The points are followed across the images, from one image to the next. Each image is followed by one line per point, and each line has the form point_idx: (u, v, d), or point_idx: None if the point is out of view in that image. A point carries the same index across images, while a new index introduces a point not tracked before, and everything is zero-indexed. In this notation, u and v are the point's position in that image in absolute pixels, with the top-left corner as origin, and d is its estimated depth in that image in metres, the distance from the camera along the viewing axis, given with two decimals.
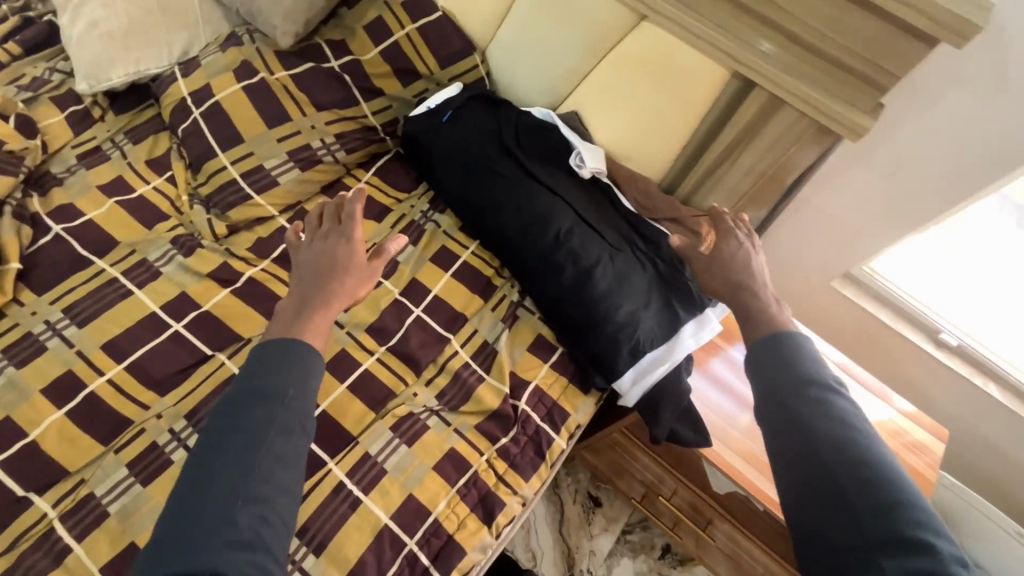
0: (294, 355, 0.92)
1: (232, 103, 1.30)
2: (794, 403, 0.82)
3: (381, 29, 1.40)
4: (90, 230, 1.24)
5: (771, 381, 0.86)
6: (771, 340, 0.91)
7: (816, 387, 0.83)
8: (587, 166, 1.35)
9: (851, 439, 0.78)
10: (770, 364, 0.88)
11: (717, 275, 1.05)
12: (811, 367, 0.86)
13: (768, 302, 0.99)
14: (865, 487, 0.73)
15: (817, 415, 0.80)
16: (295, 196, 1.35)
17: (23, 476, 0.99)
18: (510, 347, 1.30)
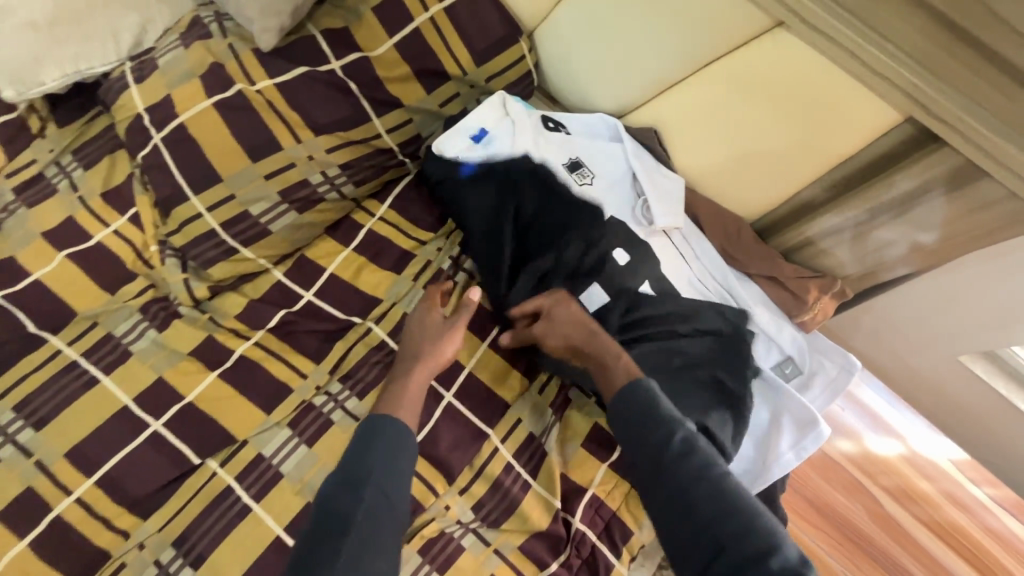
0: (397, 435, 0.83)
1: (202, 126, 0.98)
2: (661, 453, 0.79)
3: (396, 13, 1.03)
4: (39, 295, 0.99)
5: (632, 430, 0.83)
6: (631, 386, 0.85)
7: (675, 427, 0.81)
8: (657, 224, 1.08)
9: (714, 476, 0.78)
10: (636, 408, 0.83)
11: (550, 336, 0.97)
12: (669, 413, 0.83)
13: (608, 354, 0.93)
14: (727, 520, 0.74)
15: (681, 460, 0.78)
16: (293, 245, 1.06)
17: None
18: (561, 441, 1.07)
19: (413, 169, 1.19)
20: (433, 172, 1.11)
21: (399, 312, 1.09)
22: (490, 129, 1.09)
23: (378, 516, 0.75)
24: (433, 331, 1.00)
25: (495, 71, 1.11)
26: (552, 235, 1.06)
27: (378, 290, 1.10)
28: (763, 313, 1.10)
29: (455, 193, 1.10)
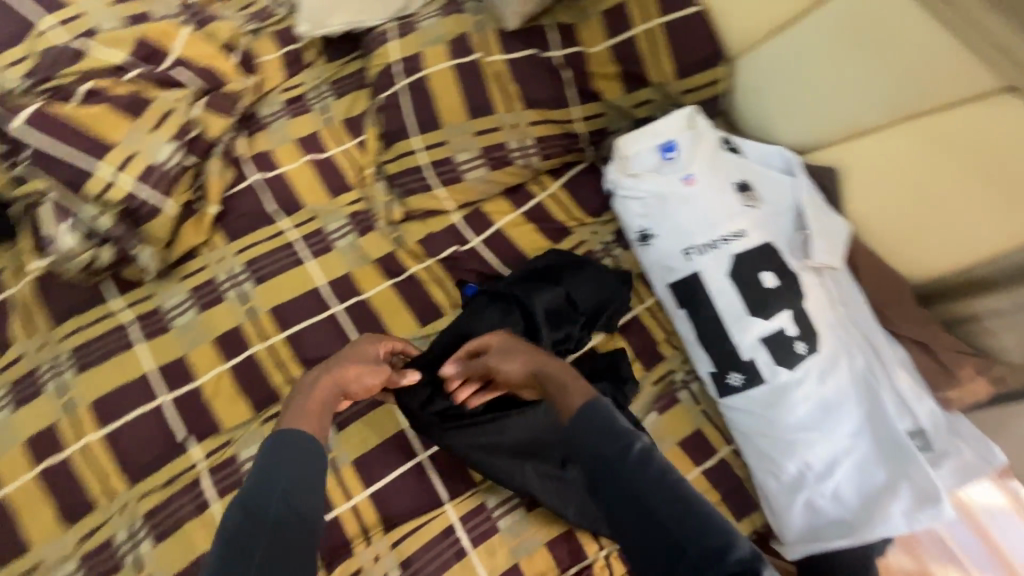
0: (308, 453, 0.81)
1: (440, 81, 1.18)
2: (615, 468, 0.78)
3: (620, 20, 1.17)
4: (283, 184, 1.25)
5: (591, 448, 0.81)
6: (585, 407, 0.84)
7: (631, 442, 0.79)
8: (813, 258, 1.09)
9: (674, 485, 0.76)
10: (591, 429, 0.82)
11: (505, 366, 0.98)
12: (622, 428, 0.81)
13: (560, 374, 0.93)
14: (688, 530, 0.73)
15: (638, 475, 0.77)
16: (476, 195, 1.24)
17: (187, 420, 1.07)
18: (659, 434, 1.12)
19: (589, 160, 1.29)
20: (612, 168, 1.17)
21: None
22: (678, 140, 1.13)
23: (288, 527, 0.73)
24: (363, 356, 1.00)
25: (691, 87, 1.22)
26: (711, 245, 1.09)
27: (533, 252, 1.23)
28: (904, 377, 1.07)
29: (631, 189, 1.15)
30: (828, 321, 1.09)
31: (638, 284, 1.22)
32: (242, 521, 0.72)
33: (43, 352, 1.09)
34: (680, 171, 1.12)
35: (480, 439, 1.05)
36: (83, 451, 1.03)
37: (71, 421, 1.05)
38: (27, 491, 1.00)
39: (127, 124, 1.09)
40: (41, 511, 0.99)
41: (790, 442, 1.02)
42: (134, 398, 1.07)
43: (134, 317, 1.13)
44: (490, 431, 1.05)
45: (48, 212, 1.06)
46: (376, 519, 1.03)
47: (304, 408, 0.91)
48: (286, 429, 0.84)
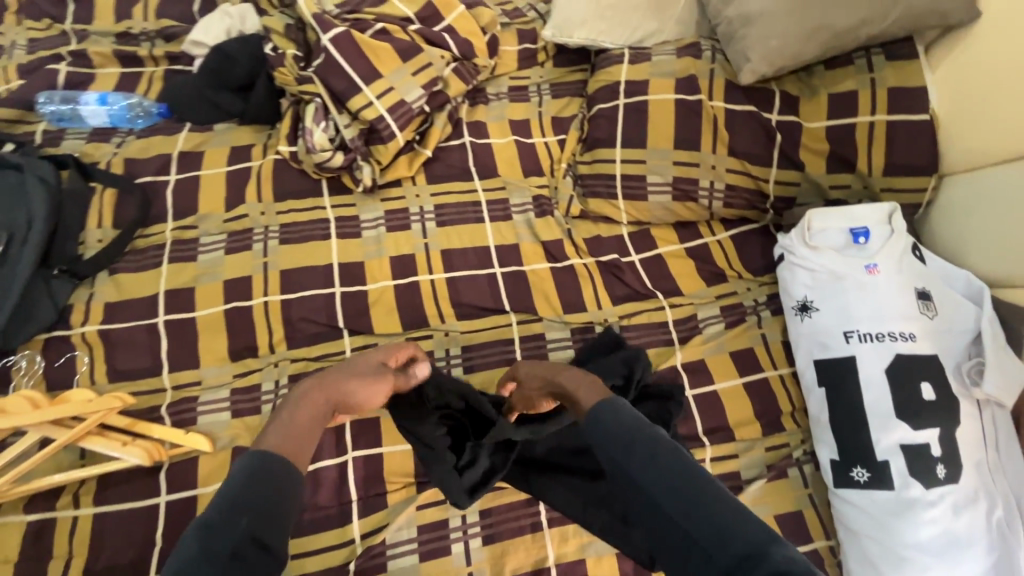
0: (283, 478, 0.71)
1: (658, 109, 1.28)
2: (626, 462, 0.74)
3: (847, 106, 1.22)
4: (487, 153, 1.40)
5: (603, 445, 0.77)
6: (600, 405, 0.81)
7: (646, 436, 0.74)
8: (982, 387, 1.04)
9: (684, 472, 0.70)
10: (603, 424, 0.78)
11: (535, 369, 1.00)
12: (627, 424, 0.77)
13: (573, 377, 0.91)
14: (704, 519, 0.66)
15: (644, 464, 0.72)
16: (651, 217, 1.31)
17: (347, 314, 1.21)
18: (759, 499, 1.10)
19: (764, 223, 1.33)
20: (792, 234, 1.20)
21: (691, 310, 1.26)
22: (872, 229, 1.15)
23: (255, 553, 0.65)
24: (360, 373, 0.93)
25: (894, 186, 1.23)
26: (876, 336, 1.08)
27: (685, 285, 1.29)
28: None
29: (806, 260, 1.17)
30: (977, 459, 1.04)
31: (777, 351, 1.23)
32: (205, 546, 0.62)
33: (262, 217, 1.29)
34: (864, 258, 1.13)
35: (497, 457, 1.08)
36: (264, 307, 1.20)
37: (263, 279, 1.22)
38: (214, 320, 1.18)
39: (395, 64, 1.29)
40: (217, 341, 1.16)
41: (900, 558, 0.98)
42: (314, 280, 1.23)
43: (336, 216, 1.31)
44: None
45: (313, 111, 1.28)
46: None
47: (293, 428, 0.80)
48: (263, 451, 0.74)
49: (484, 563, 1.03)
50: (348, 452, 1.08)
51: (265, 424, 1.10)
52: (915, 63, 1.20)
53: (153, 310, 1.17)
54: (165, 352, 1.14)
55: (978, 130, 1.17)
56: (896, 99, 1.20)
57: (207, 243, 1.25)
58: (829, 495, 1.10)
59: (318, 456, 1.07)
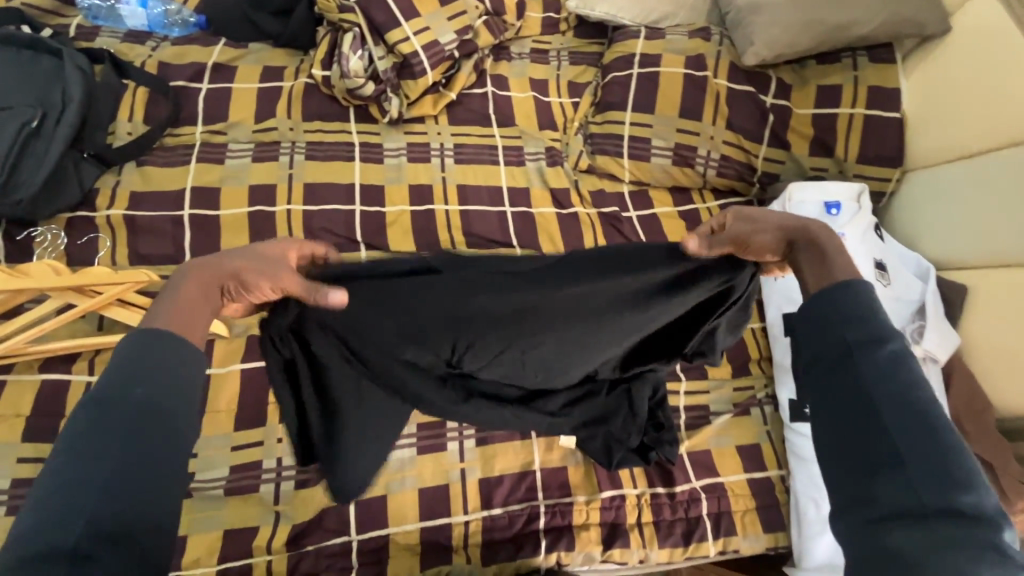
0: (178, 346, 0.56)
1: (667, 81, 1.41)
2: (857, 353, 0.58)
3: (832, 98, 1.38)
4: (506, 104, 1.49)
5: (828, 328, 0.61)
6: (846, 287, 0.62)
7: (895, 341, 0.58)
8: (923, 344, 1.20)
9: (922, 395, 0.56)
10: (847, 306, 0.61)
11: (771, 221, 0.72)
12: (880, 319, 0.59)
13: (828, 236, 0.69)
14: (929, 452, 0.54)
15: (884, 371, 0.57)
16: (651, 178, 1.44)
17: (365, 231, 1.28)
18: (724, 430, 1.23)
19: (749, 196, 1.47)
20: (773, 204, 1.34)
21: None
22: (844, 204, 1.30)
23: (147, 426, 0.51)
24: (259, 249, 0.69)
25: (864, 173, 1.39)
26: None
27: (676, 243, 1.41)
28: None
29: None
30: None
31: (751, 307, 1.36)
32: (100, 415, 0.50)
33: (290, 133, 1.35)
34: (834, 227, 1.28)
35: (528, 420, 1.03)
36: (287, 215, 1.26)
37: (287, 190, 1.29)
38: (237, 220, 1.23)
39: (433, 7, 1.38)
40: (238, 240, 1.22)
41: None
42: (336, 197, 1.30)
43: (360, 141, 1.38)
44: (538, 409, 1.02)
45: (351, 40, 1.35)
46: None
47: (183, 315, 0.59)
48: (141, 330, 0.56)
49: (475, 461, 1.12)
50: None
51: None
52: (894, 67, 1.37)
53: (178, 204, 1.22)
54: (188, 243, 1.19)
55: (941, 131, 1.34)
56: (874, 97, 1.37)
57: (236, 150, 1.31)
58: (784, 431, 1.23)
59: None
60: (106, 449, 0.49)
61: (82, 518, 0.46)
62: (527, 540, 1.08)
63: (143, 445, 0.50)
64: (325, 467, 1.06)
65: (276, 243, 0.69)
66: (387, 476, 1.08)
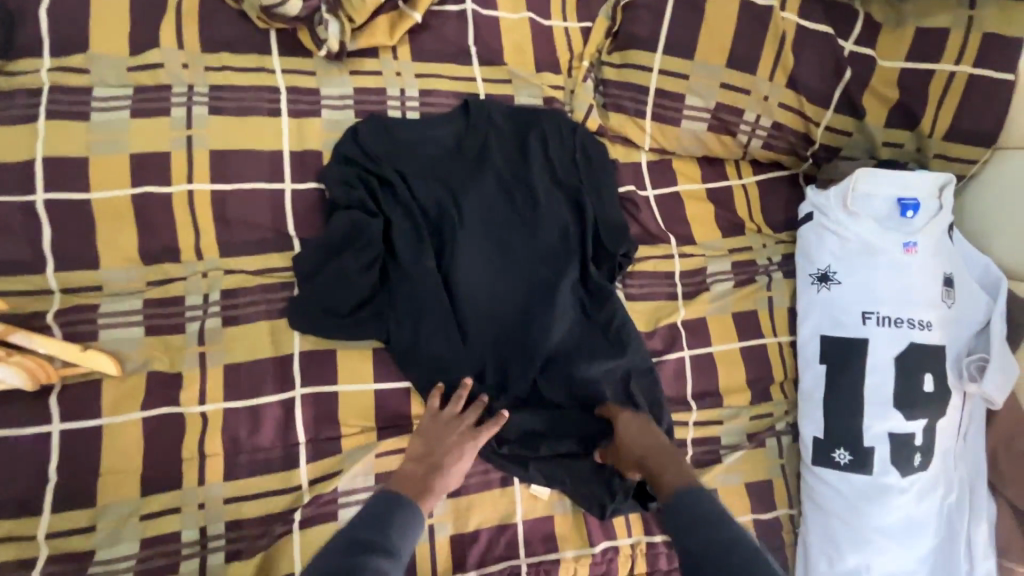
0: (394, 515, 0.77)
1: (716, 10, 1.03)
2: (703, 557, 0.71)
3: (930, 49, 1.03)
4: (492, 29, 1.08)
5: (684, 538, 0.74)
6: (680, 497, 0.80)
7: (726, 525, 0.73)
8: (979, 385, 1.01)
9: (768, 565, 0.68)
10: (686, 511, 0.77)
11: (638, 448, 0.91)
12: (716, 522, 0.74)
13: (678, 462, 0.88)
14: None
15: (728, 555, 0.69)
16: (677, 148, 1.11)
17: (299, 219, 0.96)
18: (735, 466, 1.07)
19: (795, 170, 1.17)
20: (831, 193, 1.06)
21: (701, 263, 1.13)
22: (922, 203, 1.02)
23: (351, 572, 0.67)
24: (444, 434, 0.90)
25: (949, 154, 1.08)
26: (894, 321, 1.00)
27: (701, 235, 1.14)
28: (985, 532, 1.05)
29: (840, 225, 1.05)
30: (947, 449, 1.04)
31: (780, 317, 1.13)
32: (341, 553, 0.70)
33: (184, 71, 0.95)
34: (904, 234, 1.01)
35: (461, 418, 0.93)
36: (188, 198, 0.92)
37: (185, 161, 0.93)
38: (117, 206, 0.89)
39: None
40: (122, 234, 0.89)
41: (863, 545, 0.98)
42: (256, 170, 0.95)
43: (288, 85, 0.99)
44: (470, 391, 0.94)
45: None
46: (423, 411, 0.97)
47: (433, 484, 0.86)
48: (383, 498, 0.80)
49: (446, 515, 0.95)
50: (297, 388, 0.92)
51: (191, 346, 0.89)
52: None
53: (27, 184, 0.87)
54: (48, 242, 0.86)
55: None
56: (988, 48, 1.02)
57: (104, 98, 0.92)
58: (801, 467, 1.08)
59: (259, 391, 0.90)
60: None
61: None
62: None
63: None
64: (261, 534, 0.87)
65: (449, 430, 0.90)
66: None
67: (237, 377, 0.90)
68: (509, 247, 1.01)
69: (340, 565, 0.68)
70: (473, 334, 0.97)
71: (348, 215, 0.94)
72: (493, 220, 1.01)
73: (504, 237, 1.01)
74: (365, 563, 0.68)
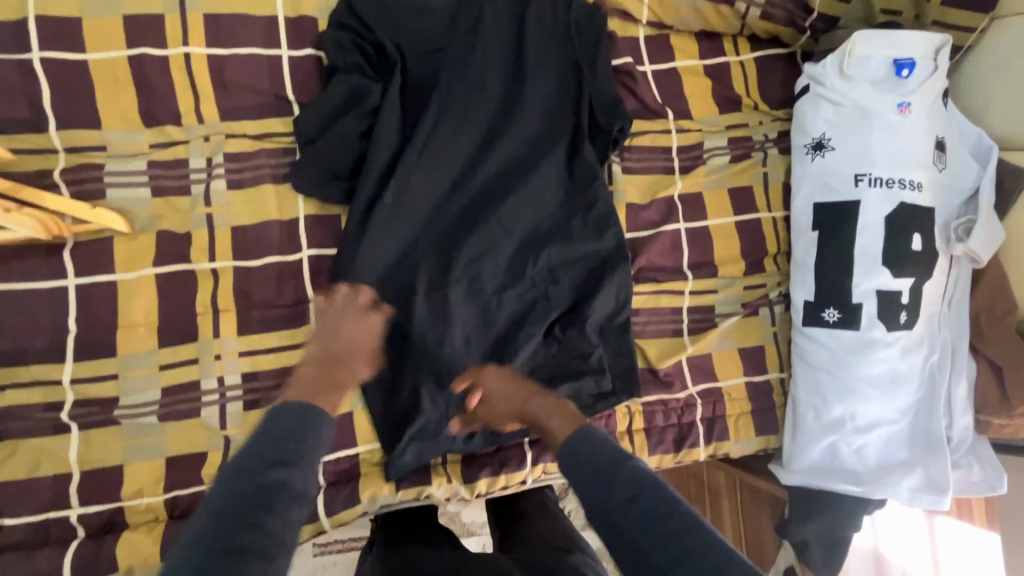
0: (302, 423, 0.65)
1: None
2: (606, 509, 0.63)
3: None
4: None
5: (586, 485, 0.67)
6: (574, 442, 0.71)
7: (625, 469, 0.65)
8: (965, 244, 1.04)
9: (671, 512, 0.61)
10: (586, 456, 0.69)
11: (501, 406, 0.85)
12: (614, 465, 0.66)
13: (548, 404, 0.80)
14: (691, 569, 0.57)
15: (630, 506, 0.62)
16: (676, 20, 1.11)
17: (298, 86, 0.96)
18: (728, 332, 1.12)
19: (794, 48, 1.17)
20: (827, 61, 1.06)
21: (698, 138, 1.14)
22: (918, 63, 1.03)
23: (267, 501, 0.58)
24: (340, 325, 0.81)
25: (946, 20, 1.09)
26: (886, 182, 1.02)
27: (698, 112, 1.14)
28: (964, 389, 1.10)
29: (837, 92, 1.05)
30: (932, 310, 1.08)
31: (775, 192, 1.15)
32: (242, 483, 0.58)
33: None
34: (899, 95, 1.02)
35: (446, 285, 0.95)
36: (184, 61, 0.91)
37: (179, 23, 0.92)
38: (114, 68, 0.89)
39: None
40: (121, 96, 0.89)
41: (847, 395, 1.03)
42: (252, 35, 0.95)
43: None
44: (461, 261, 0.96)
45: None
46: None
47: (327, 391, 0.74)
48: (282, 403, 0.67)
49: None
50: (303, 250, 0.94)
51: (198, 208, 0.91)
52: None
53: (20, 42, 0.86)
54: (48, 102, 0.87)
55: None
56: None
57: None
58: (792, 333, 1.12)
59: (266, 251, 0.92)
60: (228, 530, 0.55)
61: None
62: (510, 455, 1.00)
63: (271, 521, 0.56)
64: (276, 385, 0.91)
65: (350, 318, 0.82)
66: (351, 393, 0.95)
67: (244, 239, 0.92)
68: (496, 122, 1.01)
69: (248, 492, 0.57)
70: (474, 198, 0.99)
71: (346, 80, 0.94)
72: (482, 93, 1.00)
73: (502, 105, 1.02)
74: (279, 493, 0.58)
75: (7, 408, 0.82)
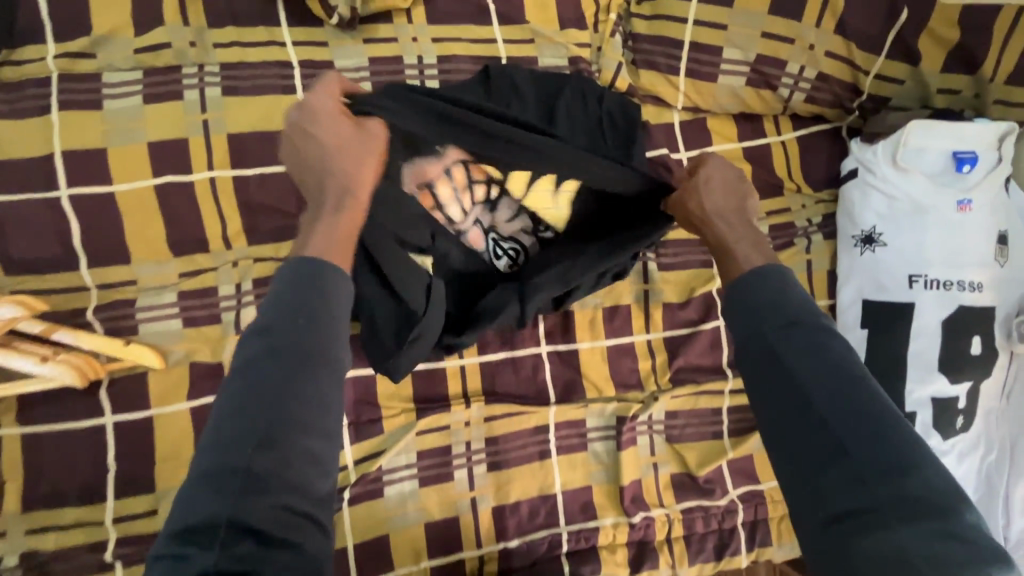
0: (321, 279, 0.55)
1: None
2: (773, 349, 0.57)
3: None
4: None
5: (749, 321, 0.60)
6: (761, 272, 0.63)
7: (804, 314, 0.58)
8: None
9: (852, 371, 0.55)
10: (760, 293, 0.61)
11: (711, 203, 0.72)
12: (790, 310, 0.59)
13: (755, 235, 0.69)
14: (872, 426, 0.52)
15: (808, 353, 0.56)
16: (713, 106, 1.05)
17: None
18: None
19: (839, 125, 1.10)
20: (878, 148, 0.99)
21: None
22: (980, 156, 0.96)
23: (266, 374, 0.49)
24: (327, 141, 0.65)
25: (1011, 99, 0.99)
26: (943, 284, 0.97)
27: None
28: None
29: (887, 182, 0.99)
30: (988, 406, 1.00)
31: (819, 281, 1.08)
32: (267, 345, 0.51)
33: (192, 50, 0.91)
34: (958, 191, 0.96)
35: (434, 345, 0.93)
36: (209, 186, 0.90)
37: (203, 147, 0.90)
38: (141, 199, 0.88)
39: None
40: (149, 229, 0.88)
41: None
42: (276, 153, 0.92)
43: (300, 60, 0.94)
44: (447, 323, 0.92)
45: None
46: (459, 391, 0.98)
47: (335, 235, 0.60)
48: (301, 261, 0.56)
49: (487, 489, 0.98)
50: None
51: (229, 336, 0.90)
52: None
53: (49, 181, 0.85)
54: (79, 240, 0.86)
55: None
56: None
57: (115, 84, 0.89)
58: None
59: None
60: (244, 406, 0.48)
61: (222, 489, 0.46)
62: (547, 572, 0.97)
63: (281, 397, 0.49)
64: None
65: (335, 131, 0.65)
66: (387, 513, 0.94)
67: None
68: None
69: (268, 354, 0.50)
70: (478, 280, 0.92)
71: None
72: None
73: None
74: (291, 361, 0.50)
75: (55, 550, 0.84)
